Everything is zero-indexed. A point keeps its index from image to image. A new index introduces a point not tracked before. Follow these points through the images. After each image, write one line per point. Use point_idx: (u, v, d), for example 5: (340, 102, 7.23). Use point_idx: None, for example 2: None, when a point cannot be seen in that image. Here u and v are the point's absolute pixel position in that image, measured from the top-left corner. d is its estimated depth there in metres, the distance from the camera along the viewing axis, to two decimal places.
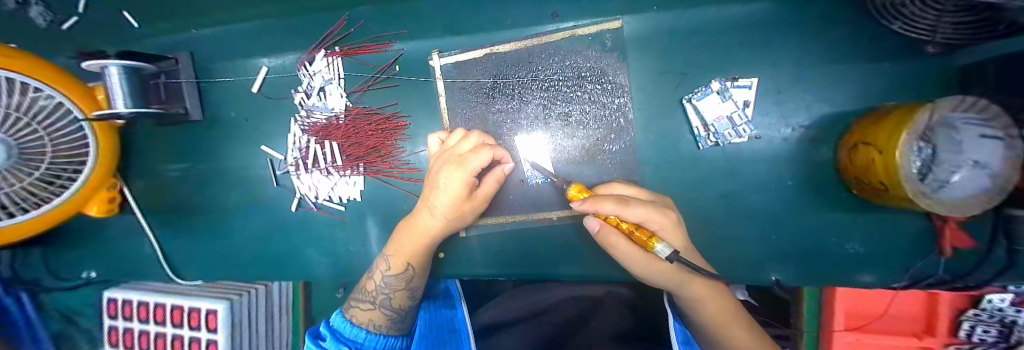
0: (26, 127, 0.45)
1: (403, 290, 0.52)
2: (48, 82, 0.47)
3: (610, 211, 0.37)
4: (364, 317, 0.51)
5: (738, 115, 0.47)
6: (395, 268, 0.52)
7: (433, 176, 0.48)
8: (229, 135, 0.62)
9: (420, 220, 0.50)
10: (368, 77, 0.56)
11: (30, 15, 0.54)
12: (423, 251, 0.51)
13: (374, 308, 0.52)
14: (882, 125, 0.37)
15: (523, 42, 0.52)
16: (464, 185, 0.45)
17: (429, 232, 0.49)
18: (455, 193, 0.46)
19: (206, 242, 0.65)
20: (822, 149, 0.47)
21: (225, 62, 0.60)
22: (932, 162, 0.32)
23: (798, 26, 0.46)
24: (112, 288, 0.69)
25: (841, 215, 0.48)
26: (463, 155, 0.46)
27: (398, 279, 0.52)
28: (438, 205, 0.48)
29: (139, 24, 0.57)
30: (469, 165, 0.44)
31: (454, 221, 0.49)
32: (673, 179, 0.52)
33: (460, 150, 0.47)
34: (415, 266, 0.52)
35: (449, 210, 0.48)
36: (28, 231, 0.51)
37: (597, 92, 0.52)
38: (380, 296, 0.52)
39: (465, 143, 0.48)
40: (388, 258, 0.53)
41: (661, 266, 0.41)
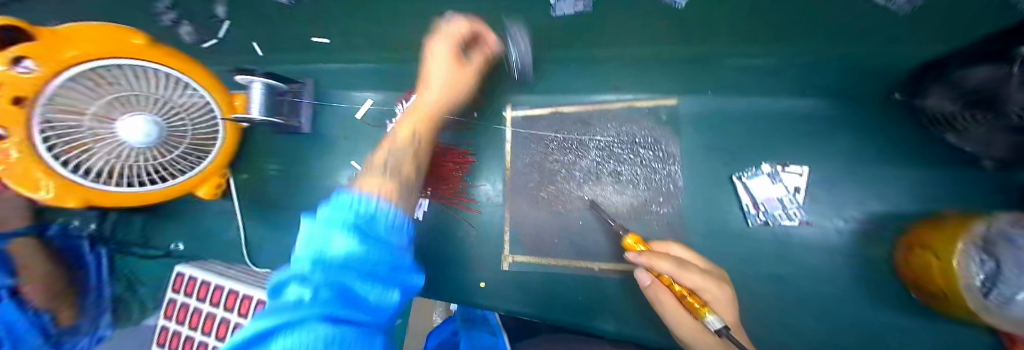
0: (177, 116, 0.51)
1: (412, 164, 0.42)
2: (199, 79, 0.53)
3: (668, 270, 0.40)
4: None
5: (788, 198, 0.51)
6: (402, 141, 0.44)
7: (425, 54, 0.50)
8: (325, 147, 0.75)
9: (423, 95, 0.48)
10: (447, 118, 0.66)
11: (180, 32, 0.63)
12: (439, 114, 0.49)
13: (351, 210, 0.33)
14: (943, 232, 0.39)
15: (586, 107, 0.61)
16: (449, 54, 0.48)
17: (427, 108, 0.48)
18: (444, 63, 0.48)
19: (283, 234, 0.75)
20: (872, 244, 0.49)
21: (339, 91, 0.74)
22: (996, 276, 0.34)
23: (843, 128, 0.51)
24: (185, 264, 0.72)
25: (898, 316, 0.47)
26: (446, 37, 0.48)
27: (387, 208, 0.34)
28: (426, 94, 0.48)
29: (263, 52, 0.68)
30: (447, 32, 0.48)
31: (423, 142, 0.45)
32: (721, 250, 0.54)
33: (447, 30, 0.48)
34: (424, 144, 0.46)
35: (442, 85, 0.48)
36: (141, 203, 0.54)
37: (649, 157, 0.58)
38: (385, 166, 0.39)
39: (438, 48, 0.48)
40: (391, 138, 0.45)
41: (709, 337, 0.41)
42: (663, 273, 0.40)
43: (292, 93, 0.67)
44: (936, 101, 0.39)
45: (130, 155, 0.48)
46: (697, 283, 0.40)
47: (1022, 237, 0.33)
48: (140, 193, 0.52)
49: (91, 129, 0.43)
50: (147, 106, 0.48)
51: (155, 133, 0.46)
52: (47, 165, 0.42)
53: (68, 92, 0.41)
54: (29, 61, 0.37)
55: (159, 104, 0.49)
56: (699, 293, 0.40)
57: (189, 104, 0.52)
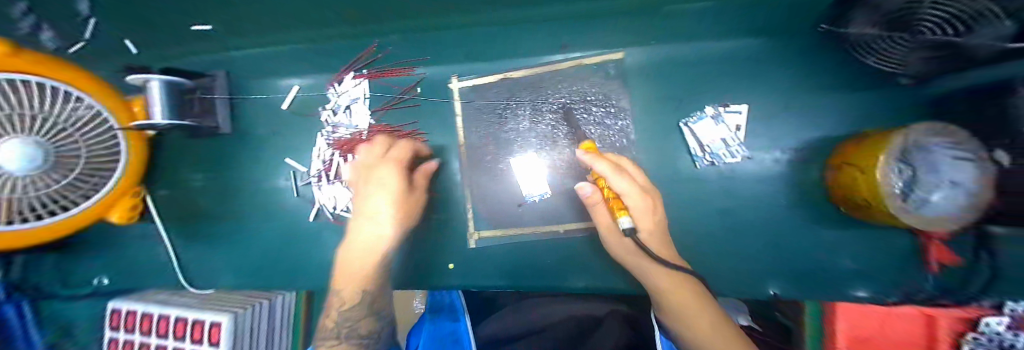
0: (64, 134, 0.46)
1: (367, 317, 0.54)
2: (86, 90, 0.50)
3: (602, 170, 0.43)
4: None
5: (730, 138, 0.52)
6: (348, 300, 0.53)
7: (365, 182, 0.54)
8: (256, 146, 0.66)
9: (362, 227, 0.53)
10: (391, 97, 0.62)
11: (41, 39, 0.53)
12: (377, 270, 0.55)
13: (342, 342, 0.51)
14: (866, 147, 0.42)
15: (534, 69, 0.58)
16: (397, 177, 0.53)
17: (375, 241, 0.53)
18: (394, 187, 0.52)
19: (224, 249, 0.68)
20: (809, 169, 0.52)
21: (261, 81, 0.65)
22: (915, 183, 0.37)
23: (778, 61, 0.52)
24: (119, 299, 0.65)
25: (833, 231, 0.51)
26: (383, 156, 0.54)
27: (355, 311, 0.53)
28: (380, 211, 0.52)
29: (139, 50, 0.60)
30: (388, 156, 0.54)
31: (401, 225, 0.55)
32: (676, 197, 0.56)
33: (384, 153, 0.54)
34: (371, 288, 0.54)
35: (392, 208, 0.53)
36: (55, 234, 0.53)
37: (601, 114, 0.56)
38: (341, 330, 0.52)
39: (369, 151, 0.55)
40: (341, 292, 0.54)
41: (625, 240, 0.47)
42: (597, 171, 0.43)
43: (200, 89, 0.59)
44: (856, 29, 0.39)
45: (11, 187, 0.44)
46: (624, 187, 0.43)
47: (937, 143, 0.36)
48: (47, 224, 0.50)
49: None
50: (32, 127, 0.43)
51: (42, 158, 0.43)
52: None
53: None
54: None
55: (43, 121, 0.44)
56: (623, 198, 0.43)
57: (75, 120, 0.48)
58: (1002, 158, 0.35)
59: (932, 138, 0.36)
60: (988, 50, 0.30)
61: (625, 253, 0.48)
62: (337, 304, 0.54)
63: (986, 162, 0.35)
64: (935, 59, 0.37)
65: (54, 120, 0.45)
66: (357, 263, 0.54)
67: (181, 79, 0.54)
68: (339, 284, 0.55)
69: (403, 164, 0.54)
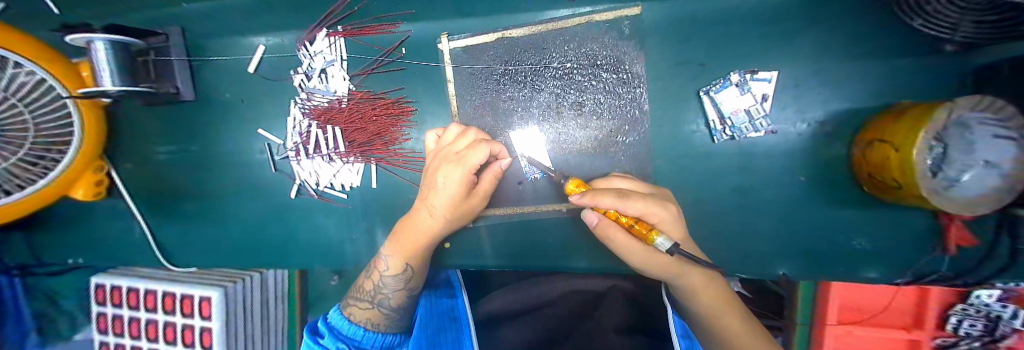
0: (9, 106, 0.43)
1: (402, 290, 0.53)
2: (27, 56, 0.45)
3: (610, 204, 0.38)
4: (362, 315, 0.52)
5: (757, 108, 0.45)
6: (394, 268, 0.52)
7: (429, 174, 0.50)
8: (226, 116, 0.60)
9: (419, 219, 0.50)
10: (372, 60, 0.54)
11: None
12: (422, 252, 0.52)
13: (374, 307, 0.52)
14: (900, 122, 0.37)
15: (536, 27, 0.50)
16: (462, 182, 0.47)
17: (427, 231, 0.50)
18: (454, 192, 0.47)
19: (199, 227, 0.64)
20: (836, 144, 0.47)
21: (221, 40, 0.57)
22: (943, 161, 0.32)
23: (817, 18, 0.45)
24: (99, 275, 0.65)
25: (852, 211, 0.48)
26: (460, 152, 0.47)
27: (396, 279, 0.52)
28: (437, 204, 0.49)
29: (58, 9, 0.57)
30: (468, 162, 0.45)
31: (453, 223, 0.51)
32: (684, 173, 0.52)
33: (457, 149, 0.48)
34: (414, 266, 0.52)
35: (447, 209, 0.49)
36: (23, 210, 0.50)
37: (612, 81, 0.50)
38: (378, 295, 0.52)
39: (462, 141, 0.48)
40: (383, 259, 0.53)
41: (662, 259, 0.42)
42: (606, 207, 0.38)
43: (154, 51, 0.52)
44: None
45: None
46: (640, 209, 0.39)
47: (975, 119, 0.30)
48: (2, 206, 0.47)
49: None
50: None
51: None
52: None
53: None
54: None
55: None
56: (644, 218, 0.39)
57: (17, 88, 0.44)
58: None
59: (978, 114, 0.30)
60: None
61: (657, 270, 0.43)
62: (378, 271, 0.53)
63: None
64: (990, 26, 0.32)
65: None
66: (411, 240, 0.51)
67: (131, 39, 0.48)
68: (386, 250, 0.53)
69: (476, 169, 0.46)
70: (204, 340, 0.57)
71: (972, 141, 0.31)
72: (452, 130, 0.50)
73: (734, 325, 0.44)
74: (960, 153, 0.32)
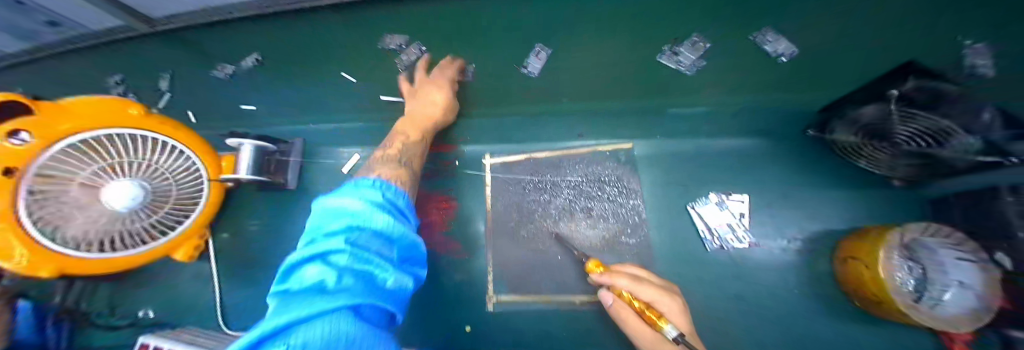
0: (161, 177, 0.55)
1: (418, 157, 0.56)
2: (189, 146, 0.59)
3: (625, 286, 0.44)
4: (385, 172, 0.47)
5: (736, 223, 0.58)
6: (412, 137, 0.58)
7: (420, 75, 0.62)
8: (315, 201, 0.78)
9: (428, 98, 0.60)
10: (436, 167, 0.71)
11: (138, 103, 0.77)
12: (429, 129, 0.61)
13: (394, 169, 0.49)
14: (869, 246, 0.45)
15: (555, 152, 0.69)
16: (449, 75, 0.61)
17: (430, 114, 0.60)
18: (441, 78, 0.60)
19: (255, 293, 0.73)
20: (820, 260, 0.56)
21: (332, 148, 0.80)
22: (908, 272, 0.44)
23: (769, 160, 0.62)
24: (150, 334, 0.67)
25: (853, 327, 0.51)
26: (438, 65, 0.62)
27: (414, 148, 0.57)
28: (433, 96, 0.60)
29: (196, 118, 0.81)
30: (432, 60, 0.63)
31: (451, 103, 0.62)
32: (689, 275, 0.58)
33: (435, 60, 0.63)
34: (421, 136, 0.59)
35: (442, 99, 0.60)
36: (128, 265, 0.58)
37: (615, 193, 0.64)
38: (399, 162, 0.52)
39: (442, 69, 0.61)
40: (391, 143, 0.57)
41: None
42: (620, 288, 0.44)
43: (280, 152, 0.74)
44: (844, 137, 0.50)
45: (115, 221, 0.52)
46: (650, 296, 0.43)
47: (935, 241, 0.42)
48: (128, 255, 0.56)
49: (71, 194, 0.47)
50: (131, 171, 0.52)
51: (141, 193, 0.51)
52: (28, 234, 0.45)
53: (56, 160, 0.46)
54: (23, 133, 0.42)
55: (149, 168, 0.53)
56: (654, 306, 0.43)
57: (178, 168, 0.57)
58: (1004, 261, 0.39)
59: (930, 238, 0.42)
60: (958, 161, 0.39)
61: None
62: (400, 139, 0.57)
63: (987, 264, 0.39)
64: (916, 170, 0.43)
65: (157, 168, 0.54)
66: (426, 114, 0.59)
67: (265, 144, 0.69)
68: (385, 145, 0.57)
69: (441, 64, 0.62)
70: None
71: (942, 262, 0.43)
72: (424, 57, 0.63)
73: None
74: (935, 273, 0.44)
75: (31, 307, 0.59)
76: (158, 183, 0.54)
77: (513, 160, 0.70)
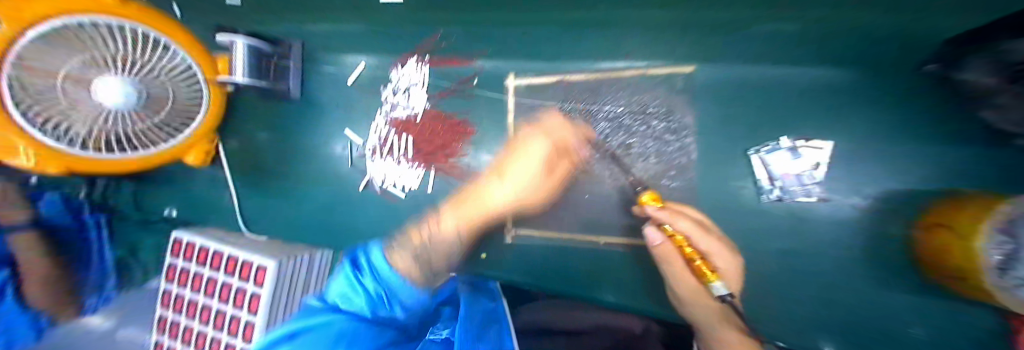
0: (153, 75, 0.54)
1: (448, 247, 0.50)
2: (182, 44, 0.58)
3: (684, 229, 0.41)
4: (406, 264, 0.42)
5: (807, 175, 0.48)
6: (448, 230, 0.49)
7: (516, 146, 0.54)
8: (319, 115, 0.71)
9: (489, 189, 0.51)
10: (446, 87, 0.63)
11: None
12: (478, 225, 0.52)
13: (415, 259, 0.44)
14: (968, 210, 0.35)
15: (595, 75, 0.57)
16: (545, 156, 0.51)
17: (489, 207, 0.51)
18: (536, 161, 0.51)
19: (278, 204, 0.75)
20: (890, 226, 0.46)
21: (329, 55, 0.69)
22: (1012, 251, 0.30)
23: (886, 97, 0.44)
24: (183, 229, 0.73)
25: (914, 300, 0.44)
26: (529, 144, 0.52)
27: (445, 245, 0.49)
28: (510, 174, 0.51)
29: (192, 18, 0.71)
30: (550, 136, 0.52)
31: (530, 195, 0.53)
32: (725, 226, 0.53)
33: (533, 138, 0.52)
34: (465, 235, 0.51)
35: (523, 179, 0.51)
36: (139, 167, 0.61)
37: (661, 129, 0.54)
38: (422, 247, 0.47)
39: (563, 130, 0.53)
40: (436, 227, 0.50)
41: (708, 301, 0.42)
42: (679, 231, 0.41)
43: (277, 56, 0.66)
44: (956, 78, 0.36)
45: (113, 121, 0.53)
46: (706, 248, 0.41)
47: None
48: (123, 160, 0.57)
49: (66, 92, 0.46)
50: (130, 68, 0.51)
51: (139, 94, 0.51)
52: (32, 137, 0.46)
53: (35, 54, 0.43)
54: None
55: (135, 66, 0.52)
56: (710, 258, 0.42)
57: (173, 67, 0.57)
58: None
59: None
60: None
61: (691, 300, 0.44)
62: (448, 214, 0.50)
63: None
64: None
65: (147, 66, 0.53)
66: (498, 198, 0.51)
67: (261, 43, 0.60)
68: (436, 215, 0.52)
69: (557, 146, 0.52)
70: (251, 306, 0.60)
71: None
72: (547, 122, 0.55)
73: None
74: None
75: (54, 197, 0.69)
76: (151, 80, 0.54)
77: (548, 80, 0.59)
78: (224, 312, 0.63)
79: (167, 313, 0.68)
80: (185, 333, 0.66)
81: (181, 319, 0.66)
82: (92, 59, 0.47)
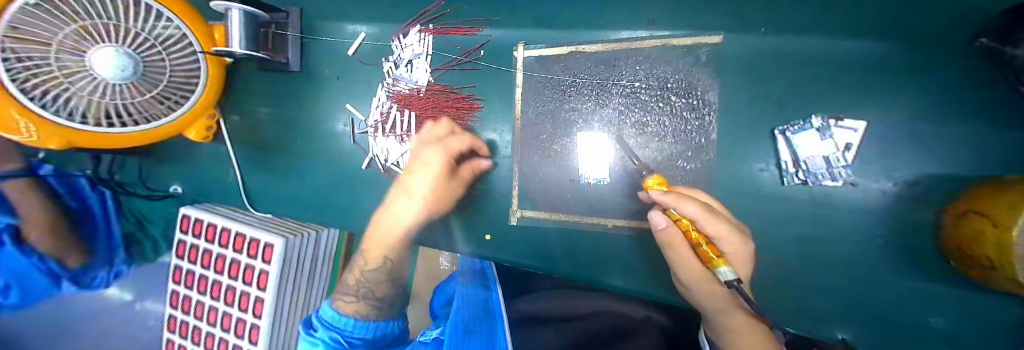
0: (148, 45, 0.52)
1: (384, 282, 0.51)
2: (180, 16, 0.54)
3: (690, 212, 0.40)
4: (350, 307, 0.48)
5: (835, 156, 0.43)
6: (372, 262, 0.55)
7: (413, 161, 0.60)
8: (320, 89, 0.69)
9: (406, 191, 0.59)
10: (452, 58, 0.60)
11: None
12: (401, 245, 0.57)
13: (359, 300, 0.49)
14: (1008, 194, 0.32)
15: (610, 45, 0.53)
16: (441, 163, 0.58)
17: (404, 218, 0.59)
18: (434, 170, 0.57)
19: (282, 181, 0.74)
20: (925, 210, 0.42)
21: (327, 23, 0.65)
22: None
23: (936, 71, 0.40)
24: (193, 205, 0.74)
25: (945, 291, 0.42)
26: (440, 138, 0.59)
27: (374, 274, 0.52)
28: (415, 188, 0.59)
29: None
30: (447, 145, 0.58)
31: (431, 205, 0.59)
32: (742, 210, 0.50)
33: (433, 136, 0.59)
34: (392, 257, 0.55)
35: (425, 192, 0.58)
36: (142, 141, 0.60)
37: (681, 106, 0.50)
38: (361, 290, 0.50)
39: (456, 139, 0.59)
40: (370, 253, 0.56)
41: (714, 287, 0.40)
42: (684, 214, 0.40)
43: (275, 25, 0.62)
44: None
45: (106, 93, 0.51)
46: (716, 232, 0.40)
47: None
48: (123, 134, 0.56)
49: (58, 59, 0.45)
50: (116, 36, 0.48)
51: (133, 67, 0.50)
52: (22, 104, 0.46)
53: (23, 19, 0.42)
54: None
55: (128, 36, 0.50)
56: (718, 243, 0.40)
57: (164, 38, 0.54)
58: None
59: None
60: None
61: (698, 288, 0.43)
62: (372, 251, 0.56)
63: None
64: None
65: (144, 36, 0.51)
66: (398, 218, 0.59)
67: (257, 10, 0.56)
68: (370, 237, 0.60)
69: (450, 153, 0.58)
70: (261, 282, 0.60)
71: None
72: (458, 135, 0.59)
73: None
74: None
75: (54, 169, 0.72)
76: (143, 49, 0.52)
77: (561, 51, 0.55)
78: (235, 287, 0.64)
79: (178, 288, 0.70)
80: (196, 309, 0.67)
81: (193, 295, 0.68)
82: (81, 27, 0.45)
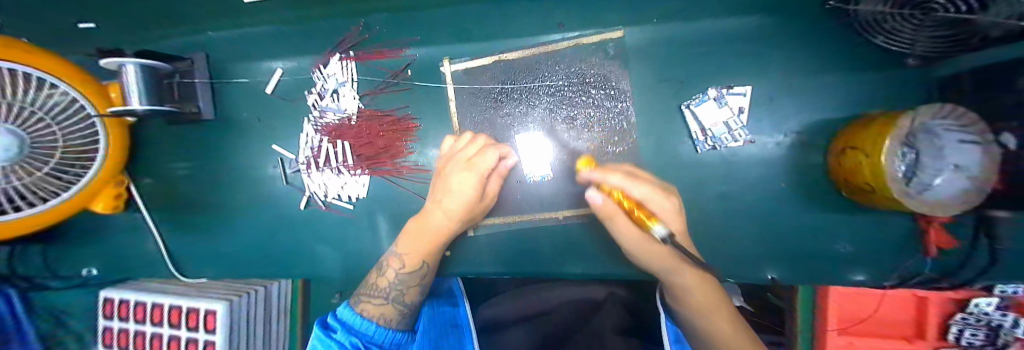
0: (35, 119, 0.44)
1: (416, 286, 0.52)
2: (71, 81, 0.48)
3: (614, 183, 0.41)
4: (376, 310, 0.49)
5: (734, 121, 0.50)
6: (409, 266, 0.52)
7: (446, 172, 0.51)
8: (242, 133, 0.65)
9: (433, 209, 0.51)
10: (380, 81, 0.60)
11: None
12: (438, 248, 0.53)
13: (388, 302, 0.50)
14: (869, 130, 0.39)
15: (530, 50, 0.55)
16: (476, 187, 0.48)
17: (439, 231, 0.51)
18: (468, 195, 0.49)
19: (214, 240, 0.68)
20: (813, 152, 0.50)
21: (241, 65, 0.63)
22: (917, 167, 0.37)
23: (787, 40, 0.49)
24: (110, 288, 0.64)
25: (832, 215, 0.50)
26: (470, 159, 0.49)
27: (410, 277, 0.51)
28: (450, 205, 0.50)
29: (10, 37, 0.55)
30: (480, 166, 0.48)
31: (467, 215, 0.51)
32: (672, 181, 0.54)
33: (467, 155, 0.50)
34: (430, 262, 0.53)
35: (460, 209, 0.50)
36: (30, 226, 0.51)
37: (600, 97, 0.54)
38: (392, 291, 0.51)
39: (484, 158, 0.48)
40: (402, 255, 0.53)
41: (656, 247, 0.43)
42: (612, 186, 0.41)
43: (179, 74, 0.57)
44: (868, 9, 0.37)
45: None
46: (642, 194, 0.41)
47: (939, 126, 0.33)
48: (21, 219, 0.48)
49: None
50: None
51: (18, 149, 0.42)
52: None
53: None
54: None
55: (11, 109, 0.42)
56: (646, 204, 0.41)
57: (49, 107, 0.46)
58: (1008, 143, 0.32)
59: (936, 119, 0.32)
60: (993, 25, 0.28)
61: (650, 258, 0.45)
62: (395, 265, 0.52)
63: (991, 144, 0.31)
64: (945, 39, 0.34)
65: (24, 109, 0.43)
66: (441, 217, 0.51)
67: (160, 63, 0.51)
68: (399, 248, 0.53)
69: (485, 175, 0.48)
70: None
71: (941, 147, 0.35)
72: (478, 140, 0.51)
73: (722, 328, 0.43)
74: (932, 159, 0.36)
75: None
76: (31, 125, 0.44)
77: (484, 61, 0.56)
78: None
79: None
80: None
81: None
82: None
